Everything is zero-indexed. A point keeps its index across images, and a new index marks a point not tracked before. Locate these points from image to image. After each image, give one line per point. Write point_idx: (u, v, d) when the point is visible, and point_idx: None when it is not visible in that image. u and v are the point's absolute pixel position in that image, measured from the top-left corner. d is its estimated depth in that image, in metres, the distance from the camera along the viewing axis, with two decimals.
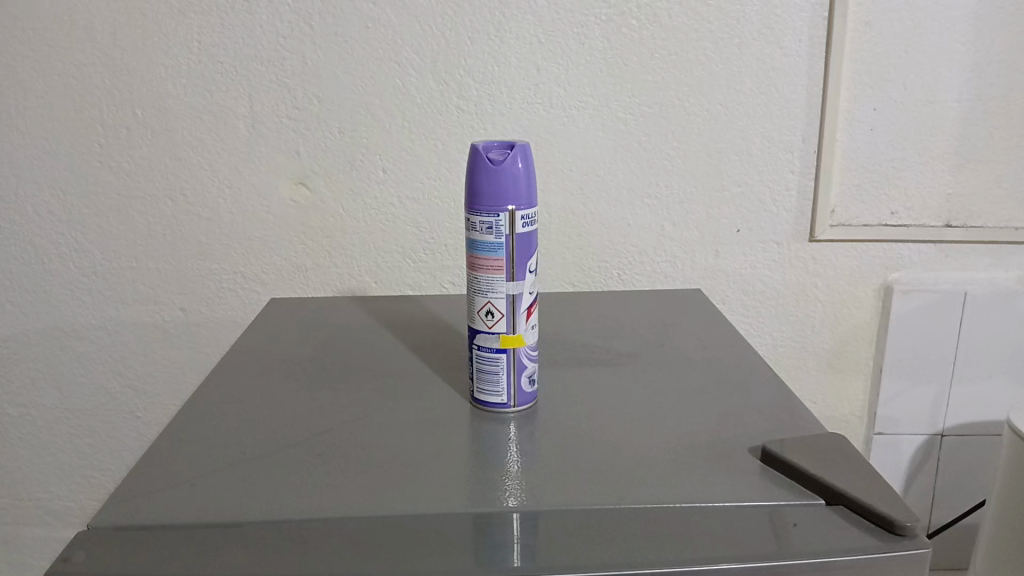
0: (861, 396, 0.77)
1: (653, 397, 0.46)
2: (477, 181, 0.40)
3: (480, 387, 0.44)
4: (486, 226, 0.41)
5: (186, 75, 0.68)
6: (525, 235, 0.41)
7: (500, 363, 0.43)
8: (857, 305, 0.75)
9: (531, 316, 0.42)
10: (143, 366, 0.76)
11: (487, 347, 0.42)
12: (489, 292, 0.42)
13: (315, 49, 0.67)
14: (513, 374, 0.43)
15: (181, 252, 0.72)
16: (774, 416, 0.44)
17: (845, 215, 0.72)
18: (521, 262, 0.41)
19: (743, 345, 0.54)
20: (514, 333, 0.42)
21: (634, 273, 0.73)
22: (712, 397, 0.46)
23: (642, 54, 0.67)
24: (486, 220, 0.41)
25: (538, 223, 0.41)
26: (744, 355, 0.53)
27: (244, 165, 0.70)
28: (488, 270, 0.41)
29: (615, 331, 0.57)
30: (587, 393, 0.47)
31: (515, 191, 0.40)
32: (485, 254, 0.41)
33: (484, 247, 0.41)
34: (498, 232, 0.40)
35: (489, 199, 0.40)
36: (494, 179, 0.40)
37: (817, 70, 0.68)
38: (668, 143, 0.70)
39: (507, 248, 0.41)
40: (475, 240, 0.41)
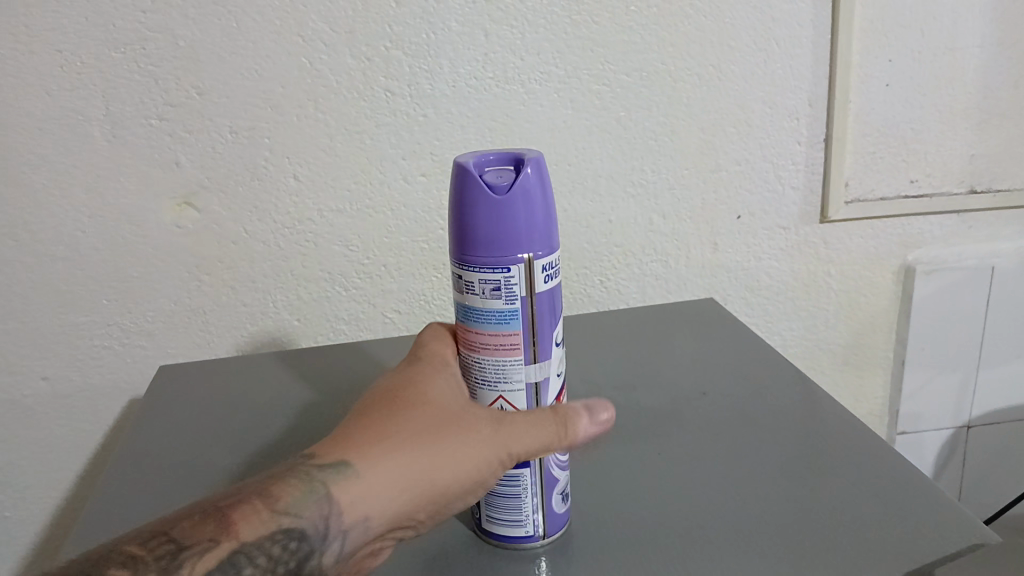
0: (881, 394, 0.67)
1: (716, 495, 0.33)
2: (472, 220, 0.28)
3: (490, 517, 0.31)
4: (492, 288, 0.28)
5: (11, 68, 0.50)
6: (548, 295, 0.29)
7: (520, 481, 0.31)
8: (874, 293, 0.64)
9: (559, 408, 0.31)
10: (2, 454, 0.58)
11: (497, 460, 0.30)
12: (502, 383, 0.30)
13: (188, 25, 0.50)
14: (540, 495, 0.31)
15: (35, 306, 0.55)
16: (888, 516, 0.31)
17: (860, 188, 0.60)
18: (544, 333, 0.29)
19: (803, 385, 0.42)
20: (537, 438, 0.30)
21: (619, 279, 0.60)
22: (796, 486, 0.33)
23: (614, 7, 0.53)
24: (489, 278, 0.28)
25: (560, 275, 0.29)
26: (809, 401, 0.40)
27: (109, 186, 0.53)
28: (495, 350, 0.29)
29: (636, 377, 0.44)
30: (633, 497, 0.34)
31: (530, 231, 0.28)
32: (491, 328, 0.29)
33: (488, 318, 0.29)
34: (511, 296, 0.28)
35: (494, 245, 0.28)
36: (498, 216, 0.27)
37: (823, 18, 0.56)
38: (652, 118, 0.56)
39: (524, 315, 0.29)
40: (475, 307, 0.29)
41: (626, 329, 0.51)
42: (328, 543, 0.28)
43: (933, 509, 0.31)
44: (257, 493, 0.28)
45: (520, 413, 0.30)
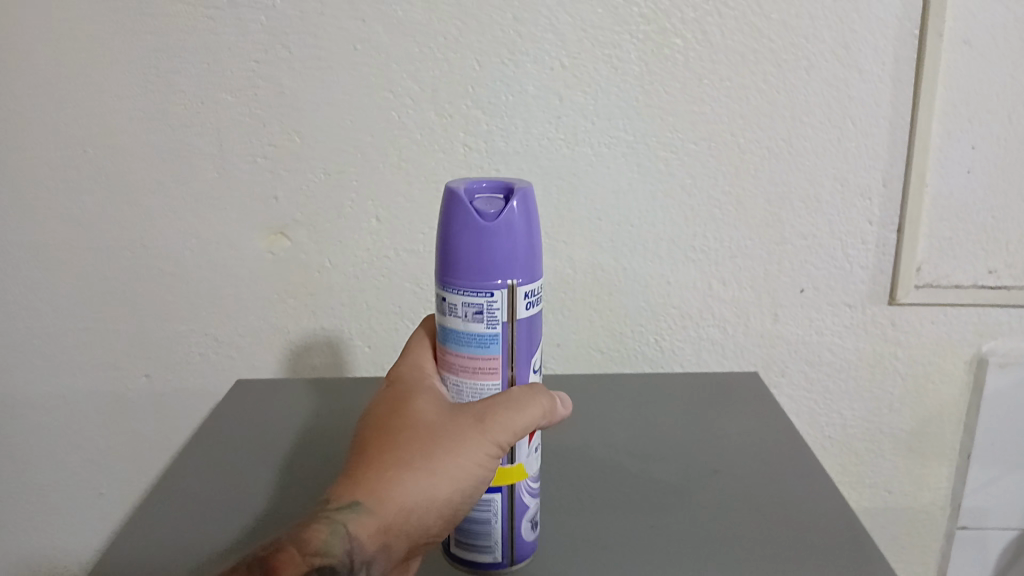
0: (944, 485, 0.64)
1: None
2: (460, 241, 0.33)
3: (462, 544, 0.36)
4: (474, 311, 0.34)
5: (143, 105, 0.57)
6: (527, 322, 0.34)
7: (495, 509, 0.35)
8: (944, 382, 0.62)
9: (531, 441, 0.36)
10: (105, 438, 0.66)
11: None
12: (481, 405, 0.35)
13: (293, 76, 0.56)
14: (511, 525, 0.36)
15: (143, 311, 0.62)
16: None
17: (932, 273, 0.59)
18: (520, 358, 0.35)
19: (831, 493, 0.41)
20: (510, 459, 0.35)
21: (675, 340, 0.62)
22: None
23: (686, 80, 0.55)
24: (472, 301, 0.34)
25: (539, 305, 0.35)
26: (819, 503, 0.40)
27: (214, 213, 0.59)
28: (477, 369, 0.35)
29: (655, 448, 0.47)
30: (615, 560, 0.36)
31: (512, 259, 0.33)
32: (474, 348, 0.35)
33: (471, 339, 0.34)
34: (492, 320, 0.34)
35: (478, 267, 0.33)
36: (482, 240, 0.33)
37: (903, 100, 0.55)
38: (716, 188, 0.58)
39: (503, 337, 0.34)
40: (459, 329, 0.34)
41: (671, 405, 0.52)
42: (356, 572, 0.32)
43: None
44: (288, 541, 0.32)
45: (514, 394, 0.34)
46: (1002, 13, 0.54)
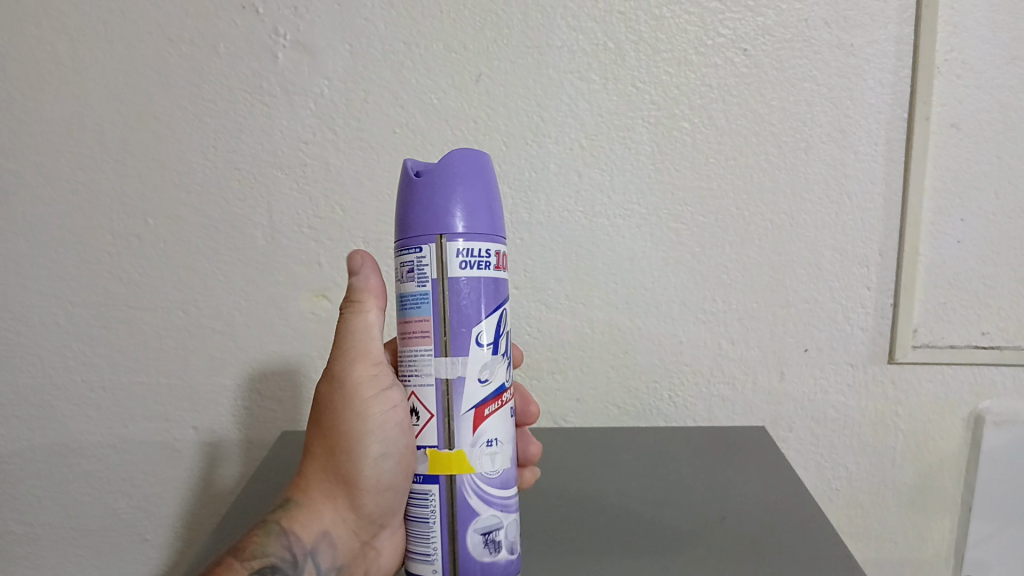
0: (947, 538, 0.67)
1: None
2: (400, 201, 0.40)
3: (412, 553, 0.40)
4: (407, 269, 0.39)
5: (201, 180, 0.63)
6: (457, 279, 0.38)
7: (433, 512, 0.39)
8: (944, 439, 0.65)
9: (476, 430, 0.39)
10: (152, 487, 0.69)
11: (417, 479, 0.39)
12: (416, 376, 0.40)
13: (338, 154, 0.62)
14: (454, 535, 0.39)
15: (192, 367, 0.67)
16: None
17: (929, 335, 0.63)
18: (453, 321, 0.39)
19: (832, 542, 0.44)
20: (447, 449, 0.39)
21: (687, 396, 0.65)
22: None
23: (694, 159, 0.61)
24: (407, 260, 0.39)
25: (474, 268, 0.39)
26: (818, 547, 0.44)
27: (262, 277, 0.65)
28: (415, 333, 0.40)
29: (666, 496, 0.51)
30: None
31: (436, 215, 0.38)
32: (412, 310, 0.40)
33: (411, 300, 0.40)
34: (421, 277, 0.39)
35: (413, 222, 0.39)
36: (412, 196, 0.39)
37: (896, 177, 0.60)
38: (724, 256, 0.62)
39: (432, 296, 0.39)
40: (403, 291, 0.40)
41: (685, 458, 0.56)
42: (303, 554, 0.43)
43: None
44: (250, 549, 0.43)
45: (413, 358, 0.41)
46: (984, 101, 0.59)
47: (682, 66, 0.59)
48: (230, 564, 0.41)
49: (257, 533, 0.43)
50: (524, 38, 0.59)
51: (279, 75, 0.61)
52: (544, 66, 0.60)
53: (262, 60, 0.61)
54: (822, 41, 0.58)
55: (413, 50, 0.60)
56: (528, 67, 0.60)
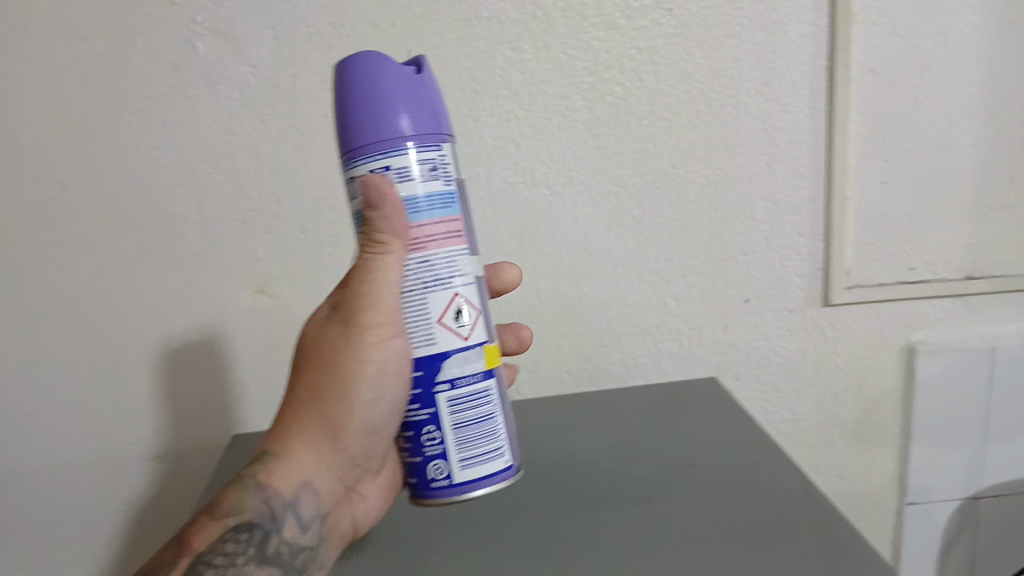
0: (890, 466, 0.72)
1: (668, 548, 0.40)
2: (386, 91, 0.37)
3: (471, 460, 0.40)
4: (430, 168, 0.39)
5: (124, 180, 0.60)
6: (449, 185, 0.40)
7: (495, 405, 0.41)
8: (880, 372, 0.69)
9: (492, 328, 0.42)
10: (101, 506, 0.67)
11: (477, 377, 0.40)
12: (456, 277, 0.39)
13: (269, 143, 0.60)
14: (508, 423, 0.42)
15: (132, 377, 0.64)
16: (807, 564, 0.38)
17: (861, 275, 0.66)
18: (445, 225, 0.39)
19: (780, 462, 0.48)
20: (490, 342, 0.41)
21: (638, 354, 0.67)
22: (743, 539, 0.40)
23: (628, 122, 0.61)
24: (426, 159, 0.38)
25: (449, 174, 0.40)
26: (785, 483, 0.46)
27: (199, 277, 0.62)
28: (447, 234, 0.39)
29: (635, 450, 0.52)
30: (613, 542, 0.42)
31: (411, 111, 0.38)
32: (440, 210, 0.39)
33: (436, 201, 0.39)
34: (409, 176, 0.38)
35: (379, 114, 0.37)
36: (411, 86, 0.38)
37: (821, 126, 0.62)
38: (664, 216, 0.64)
39: (456, 195, 0.40)
40: (418, 193, 0.38)
41: (631, 412, 0.58)
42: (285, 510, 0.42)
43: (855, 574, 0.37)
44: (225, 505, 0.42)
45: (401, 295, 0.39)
46: (901, 45, 0.61)
47: (611, 31, 0.59)
48: (209, 525, 0.41)
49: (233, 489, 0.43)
50: (451, 11, 0.58)
51: (199, 65, 0.58)
52: (474, 39, 0.59)
53: (178, 50, 0.58)
54: None
55: (337, 30, 0.58)
56: (457, 41, 0.59)
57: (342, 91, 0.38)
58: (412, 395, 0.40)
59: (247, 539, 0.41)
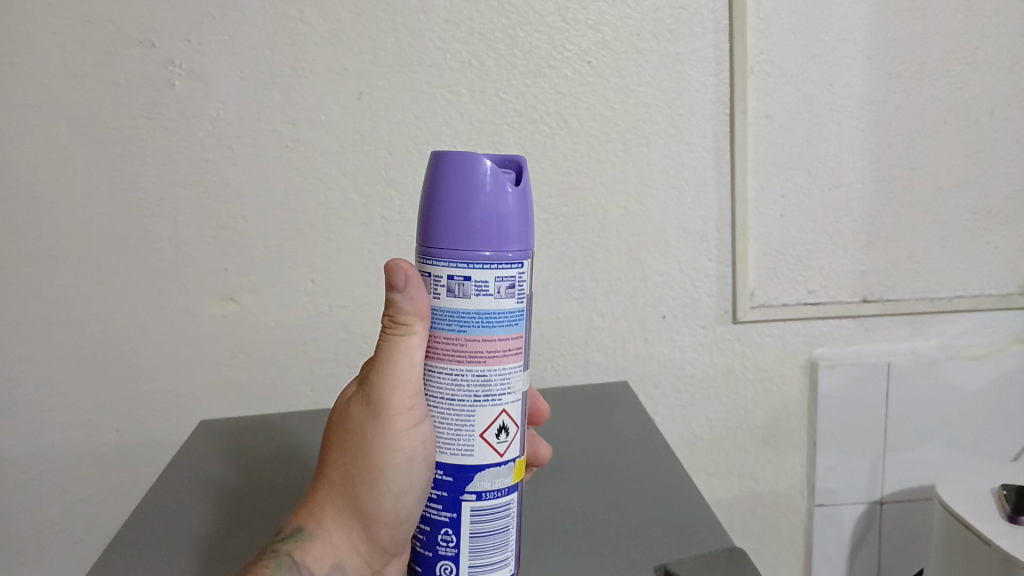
0: (799, 470, 0.78)
1: (545, 515, 0.46)
2: (469, 206, 0.34)
3: (480, 569, 0.37)
4: (508, 286, 0.35)
5: (109, 200, 0.68)
6: (519, 305, 0.36)
7: (514, 516, 0.38)
8: (786, 384, 0.76)
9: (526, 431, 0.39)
10: (81, 491, 0.74)
11: (503, 490, 0.37)
12: (507, 394, 0.36)
13: (237, 170, 0.69)
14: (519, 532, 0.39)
15: (112, 374, 0.72)
16: (662, 519, 0.45)
17: (764, 296, 0.74)
18: (511, 345, 0.36)
19: (667, 452, 0.54)
20: (522, 457, 0.38)
21: (568, 364, 0.74)
22: (609, 511, 0.46)
23: (555, 156, 0.70)
24: (505, 276, 0.35)
25: (528, 293, 0.36)
26: (660, 459, 0.53)
27: (173, 286, 0.70)
28: (508, 351, 0.36)
29: (538, 434, 0.58)
30: None
31: (498, 232, 0.34)
32: (509, 328, 0.36)
33: (505, 318, 0.35)
34: (483, 292, 0.35)
35: (456, 229, 0.34)
36: (504, 197, 0.35)
37: (724, 163, 0.71)
38: (588, 240, 0.72)
39: (527, 313, 0.37)
40: (490, 309, 0.35)
41: (556, 407, 0.64)
42: None
43: (699, 525, 0.44)
44: None
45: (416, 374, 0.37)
46: (793, 93, 0.69)
47: (537, 78, 0.68)
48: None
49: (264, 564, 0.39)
50: (397, 59, 0.67)
51: (177, 102, 0.67)
52: (418, 83, 0.68)
53: (160, 88, 0.67)
54: (651, 51, 0.68)
55: (298, 73, 0.67)
56: (403, 84, 0.68)
57: (435, 182, 0.35)
58: (438, 496, 0.37)
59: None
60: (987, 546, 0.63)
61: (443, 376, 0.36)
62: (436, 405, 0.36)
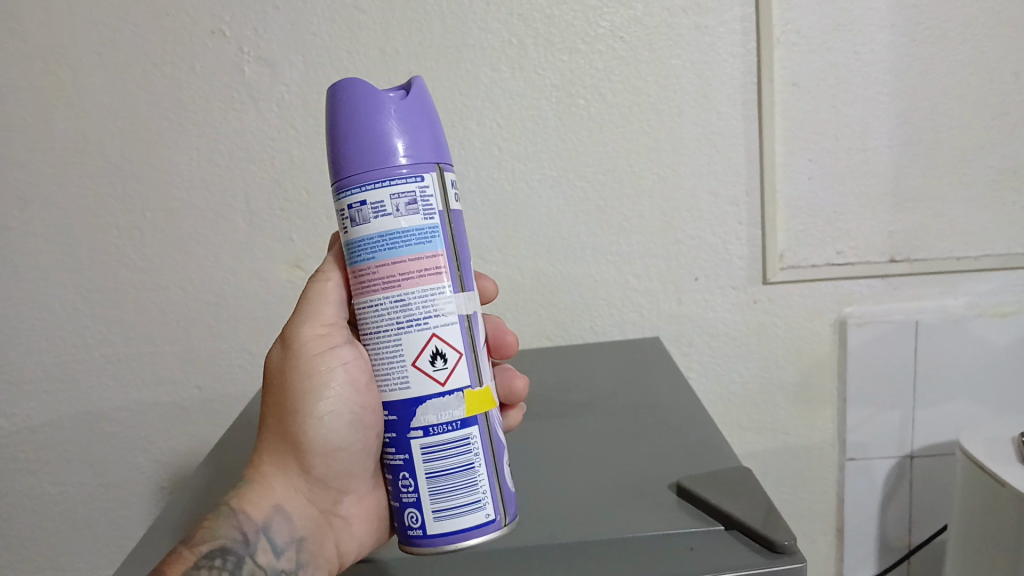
0: (830, 425, 0.82)
1: (577, 451, 0.52)
2: (360, 131, 0.39)
3: (445, 511, 0.40)
4: (408, 203, 0.39)
5: (188, 177, 0.76)
6: (426, 223, 0.40)
7: (477, 452, 0.41)
8: (817, 341, 0.79)
9: (481, 368, 0.42)
10: (166, 441, 0.83)
11: (454, 425, 0.40)
12: (434, 317, 0.40)
13: (301, 147, 0.75)
14: (495, 471, 0.41)
15: (192, 335, 0.80)
16: (679, 449, 0.50)
17: (794, 258, 0.77)
18: (424, 263, 0.40)
19: (689, 396, 0.58)
20: (474, 387, 0.41)
21: (606, 324, 0.80)
22: (631, 444, 0.51)
23: (590, 128, 0.75)
24: (402, 195, 0.39)
25: (440, 210, 0.40)
26: (684, 400, 0.57)
27: (245, 254, 0.78)
28: (424, 272, 0.39)
29: (576, 384, 0.64)
30: (539, 443, 0.54)
31: (390, 149, 0.39)
32: (419, 248, 0.39)
33: (412, 238, 0.39)
34: (384, 214, 0.39)
35: (355, 155, 0.39)
36: (394, 118, 0.39)
37: (754, 130, 0.74)
38: (624, 206, 0.77)
39: (441, 230, 0.40)
40: (392, 230, 0.39)
41: (596, 361, 0.68)
42: (253, 537, 0.44)
43: (715, 451, 0.49)
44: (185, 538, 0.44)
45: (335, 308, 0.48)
46: (818, 62, 0.73)
47: (573, 54, 0.73)
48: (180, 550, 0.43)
49: (208, 516, 0.45)
50: (444, 40, 0.73)
51: (247, 86, 0.74)
52: (463, 62, 0.73)
53: (232, 74, 0.74)
54: (682, 25, 0.72)
55: (354, 57, 0.73)
56: (449, 64, 0.73)
57: (333, 120, 0.40)
58: (392, 440, 0.41)
59: (218, 565, 0.42)
60: (1003, 488, 0.66)
61: (369, 310, 0.41)
62: (370, 338, 0.41)
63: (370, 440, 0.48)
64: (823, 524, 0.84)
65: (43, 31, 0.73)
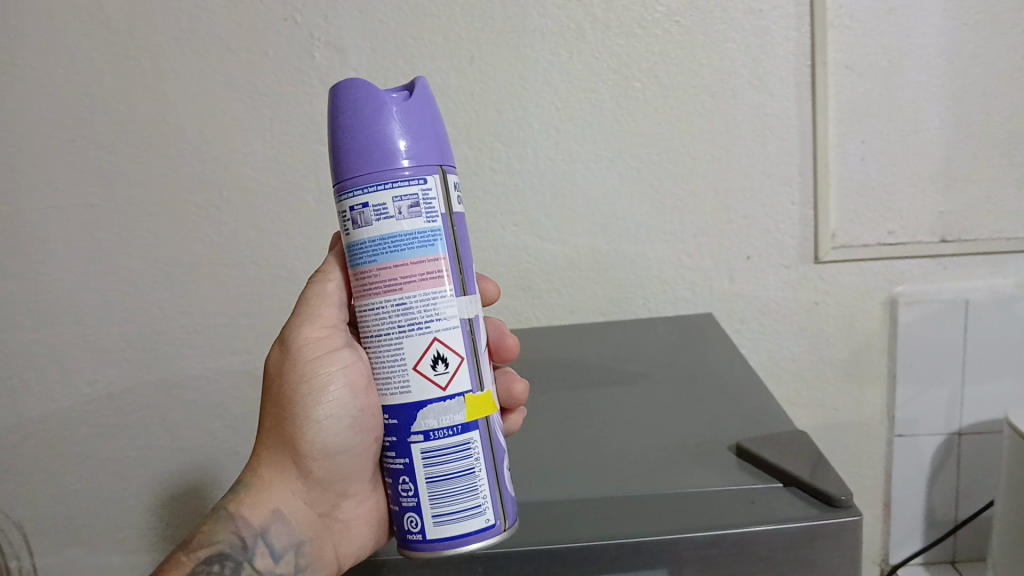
0: (879, 401, 0.83)
1: (636, 416, 0.55)
2: (365, 132, 0.39)
3: (444, 516, 0.40)
4: (410, 205, 0.39)
5: (261, 159, 0.80)
6: (426, 226, 0.40)
7: (478, 458, 0.40)
8: (866, 319, 0.81)
9: (482, 372, 0.42)
10: (240, 408, 0.87)
11: (455, 430, 0.40)
12: (437, 321, 0.40)
13: None
14: (496, 476, 0.41)
15: (264, 308, 0.84)
16: (735, 415, 0.52)
17: (845, 237, 0.79)
18: (426, 265, 0.40)
19: (743, 367, 0.61)
20: (477, 392, 0.41)
21: (658, 301, 0.82)
22: (689, 410, 0.54)
23: (645, 110, 0.77)
24: (404, 197, 0.39)
25: (441, 212, 0.40)
26: (740, 370, 0.60)
27: (314, 232, 0.82)
28: (425, 276, 0.40)
29: (634, 354, 0.66)
30: (602, 407, 0.57)
31: (395, 150, 0.39)
32: (421, 250, 0.39)
33: (414, 241, 0.39)
34: (385, 217, 0.39)
35: (358, 156, 0.39)
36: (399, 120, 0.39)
37: (806, 112, 0.76)
38: (678, 186, 0.79)
39: (443, 232, 0.40)
40: (392, 233, 0.39)
41: (651, 336, 0.71)
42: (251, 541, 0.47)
43: (772, 417, 0.51)
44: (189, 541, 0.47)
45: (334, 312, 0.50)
46: (871, 45, 0.74)
47: (629, 38, 0.75)
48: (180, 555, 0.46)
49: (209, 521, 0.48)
50: (505, 25, 0.76)
51: (317, 71, 0.78)
52: (522, 47, 0.76)
53: (303, 60, 0.78)
54: (736, 10, 0.74)
55: (419, 42, 0.77)
56: (509, 49, 0.76)
57: (336, 122, 0.40)
58: (393, 443, 0.41)
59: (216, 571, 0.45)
60: None
61: (370, 314, 0.41)
62: (370, 342, 0.41)
63: (368, 443, 0.49)
64: (871, 498, 0.86)
65: (127, 20, 0.78)
